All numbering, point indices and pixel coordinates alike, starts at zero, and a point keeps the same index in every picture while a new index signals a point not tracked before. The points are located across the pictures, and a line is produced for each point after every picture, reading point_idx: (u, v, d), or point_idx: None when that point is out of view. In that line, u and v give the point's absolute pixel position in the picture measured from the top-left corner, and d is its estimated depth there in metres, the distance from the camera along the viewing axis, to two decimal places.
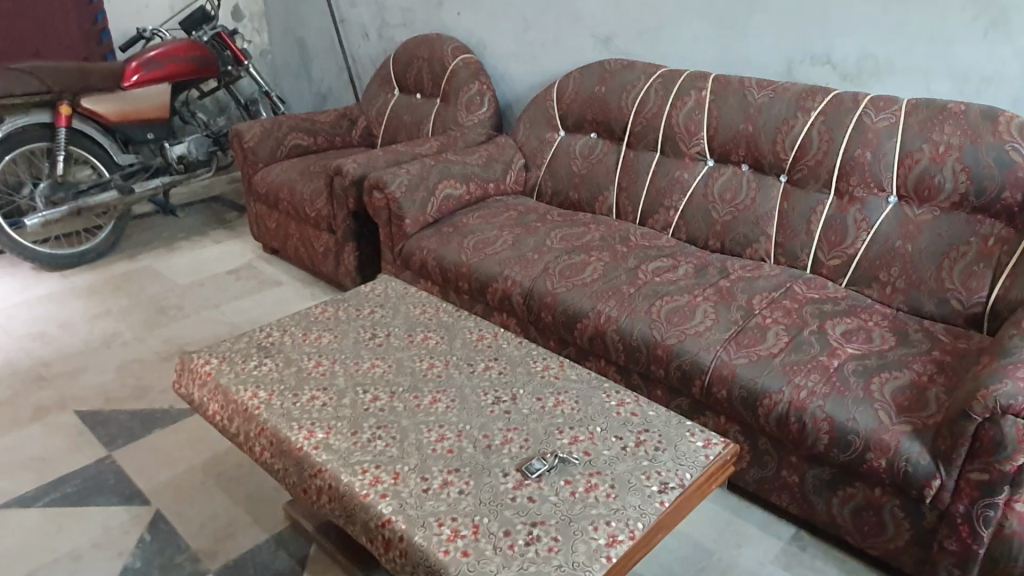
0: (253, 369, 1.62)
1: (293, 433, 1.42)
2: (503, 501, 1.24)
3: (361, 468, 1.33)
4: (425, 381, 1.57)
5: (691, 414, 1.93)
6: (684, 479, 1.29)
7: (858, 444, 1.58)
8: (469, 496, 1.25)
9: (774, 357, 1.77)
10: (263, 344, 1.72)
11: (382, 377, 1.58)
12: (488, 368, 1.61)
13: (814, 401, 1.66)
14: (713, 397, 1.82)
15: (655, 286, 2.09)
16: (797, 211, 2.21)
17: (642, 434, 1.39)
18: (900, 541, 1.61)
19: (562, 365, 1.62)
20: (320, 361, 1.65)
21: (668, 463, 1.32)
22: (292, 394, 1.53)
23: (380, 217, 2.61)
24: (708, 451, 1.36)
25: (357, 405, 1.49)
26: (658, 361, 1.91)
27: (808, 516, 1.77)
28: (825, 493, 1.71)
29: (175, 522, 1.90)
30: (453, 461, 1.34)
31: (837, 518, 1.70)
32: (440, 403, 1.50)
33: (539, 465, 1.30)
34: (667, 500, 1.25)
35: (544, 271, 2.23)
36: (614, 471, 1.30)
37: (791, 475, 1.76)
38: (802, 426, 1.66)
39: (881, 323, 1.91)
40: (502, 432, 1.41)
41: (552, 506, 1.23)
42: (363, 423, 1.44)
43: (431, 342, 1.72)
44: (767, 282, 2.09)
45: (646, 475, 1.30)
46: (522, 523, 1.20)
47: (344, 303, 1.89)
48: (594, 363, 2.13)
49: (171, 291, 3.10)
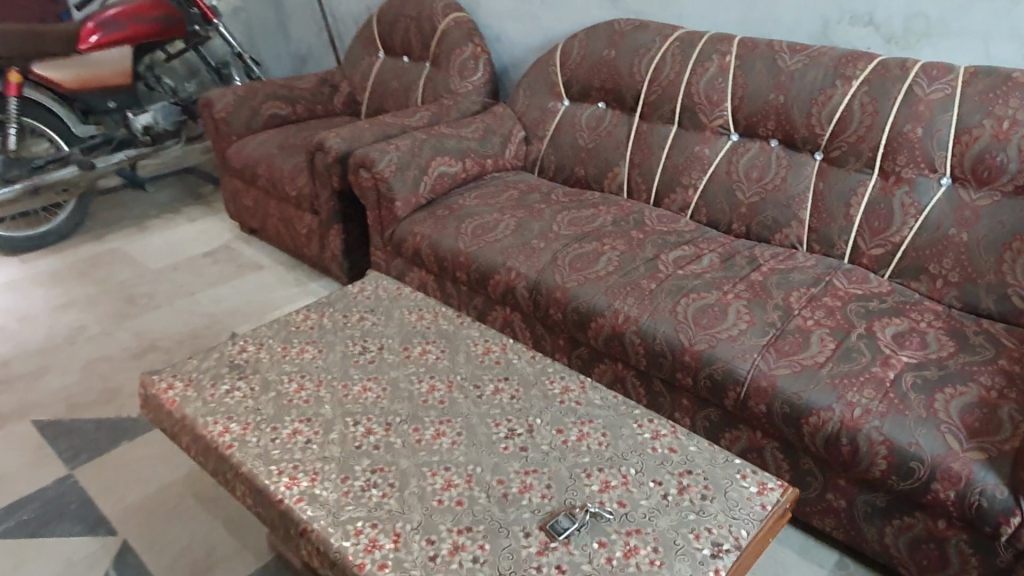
0: (224, 395, 1.39)
1: (271, 481, 1.20)
2: (527, 572, 1.03)
3: (355, 528, 1.11)
4: (426, 408, 1.35)
5: (722, 427, 1.73)
6: (739, 538, 1.09)
7: (923, 472, 1.39)
8: (485, 566, 1.04)
9: (820, 367, 1.56)
10: (236, 362, 1.48)
11: (374, 404, 1.36)
12: (498, 391, 1.39)
13: (869, 421, 1.46)
14: (748, 411, 1.62)
15: (679, 280, 1.87)
16: (834, 193, 1.98)
17: (685, 479, 1.19)
18: None
19: (583, 387, 1.40)
20: (301, 383, 1.42)
21: (719, 517, 1.12)
22: (270, 428, 1.31)
23: (368, 199, 2.35)
24: (764, 500, 1.15)
25: (347, 442, 1.27)
26: (685, 369, 1.70)
27: (855, 543, 1.59)
28: (879, 521, 1.52)
29: (145, 555, 1.67)
30: (463, 517, 1.12)
31: (891, 548, 1.53)
32: (445, 439, 1.28)
33: (567, 523, 1.10)
34: (723, 568, 1.05)
35: (552, 262, 1.99)
36: (656, 528, 1.10)
37: (838, 498, 1.57)
38: (855, 449, 1.46)
39: (935, 324, 1.70)
40: (519, 476, 1.20)
41: None
42: (356, 465, 1.22)
43: (431, 358, 1.49)
44: (803, 275, 1.87)
45: (694, 534, 1.09)
46: None
47: (329, 308, 1.65)
48: (609, 366, 1.91)
49: (142, 277, 2.83)
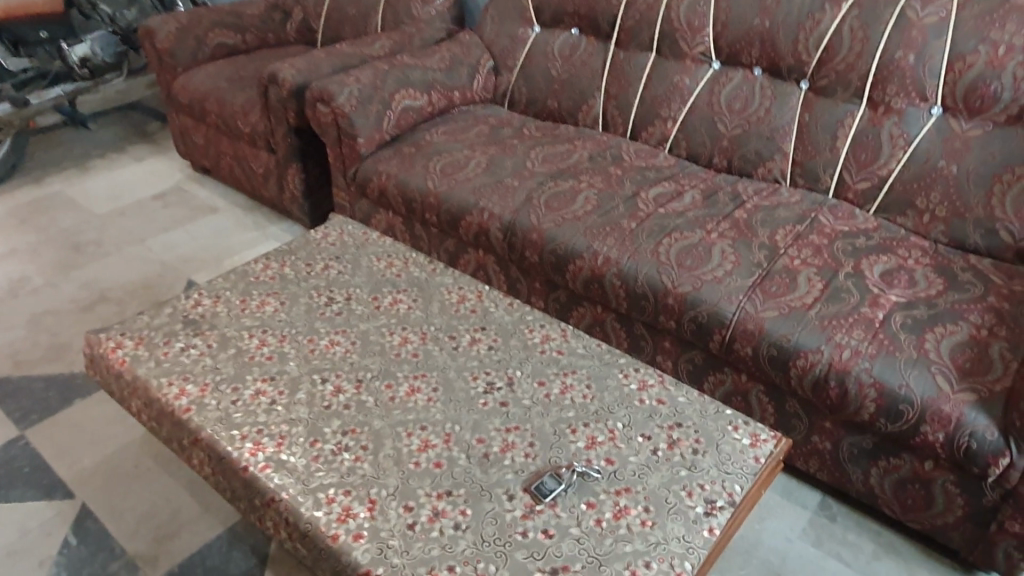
0: (179, 354, 1.28)
1: (234, 447, 1.11)
2: (513, 538, 0.97)
3: (326, 496, 1.03)
4: (399, 363, 1.27)
5: (705, 370, 1.68)
6: (734, 493, 1.04)
7: (913, 414, 1.35)
8: (468, 532, 0.98)
9: (808, 309, 1.51)
10: (191, 317, 1.37)
11: (343, 360, 1.27)
12: (475, 343, 1.31)
13: (859, 364, 1.41)
14: (734, 354, 1.56)
15: (660, 219, 1.78)
16: (820, 124, 1.90)
17: (675, 432, 1.13)
18: (950, 518, 1.43)
19: (565, 336, 1.33)
20: (263, 339, 1.31)
21: (712, 473, 1.07)
22: (231, 388, 1.21)
23: (328, 136, 2.20)
24: (757, 452, 1.10)
25: (314, 401, 1.18)
26: (668, 312, 1.63)
27: (839, 484, 1.57)
28: (864, 462, 1.50)
29: (107, 519, 1.58)
30: (442, 480, 1.05)
31: (875, 488, 1.51)
32: (420, 396, 1.20)
33: (553, 484, 1.03)
34: (717, 526, 1.00)
35: (527, 201, 1.89)
36: (647, 487, 1.04)
37: (824, 441, 1.54)
38: (844, 392, 1.42)
39: (922, 261, 1.65)
40: (500, 434, 1.13)
41: (575, 544, 0.97)
42: (325, 426, 1.14)
43: (403, 308, 1.39)
44: (789, 212, 1.80)
45: (687, 491, 1.04)
46: (538, 570, 0.93)
47: (290, 256, 1.54)
48: (588, 309, 1.84)
49: (88, 223, 2.66)
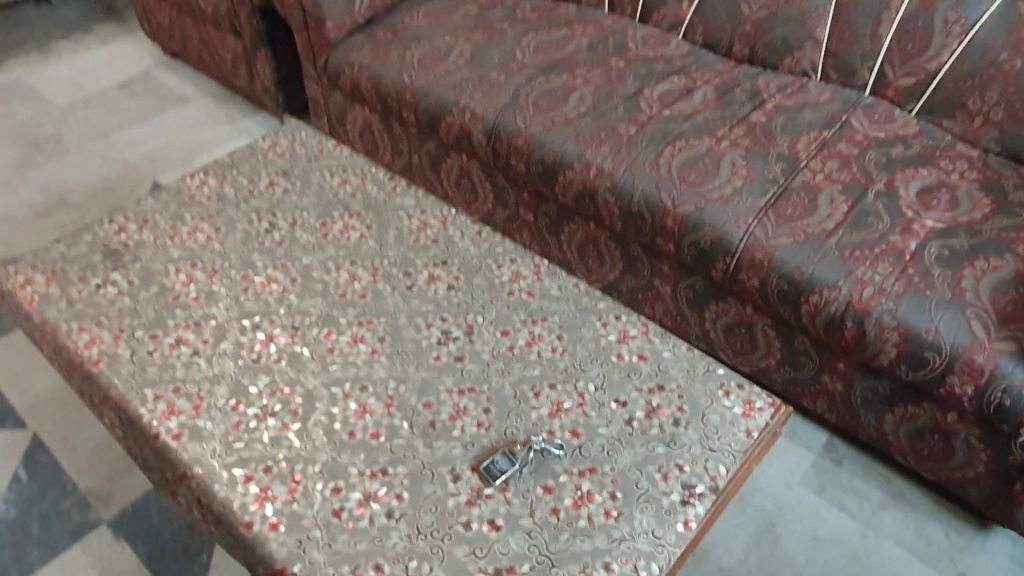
0: (95, 293, 1.12)
1: (147, 409, 0.97)
2: (453, 530, 0.84)
3: (244, 474, 0.89)
4: (343, 306, 1.09)
5: (707, 299, 1.49)
6: (717, 477, 0.88)
7: (939, 364, 1.17)
8: (402, 522, 0.84)
9: (828, 237, 1.30)
10: (113, 247, 1.20)
11: (280, 301, 1.10)
12: (433, 282, 1.13)
13: (881, 304, 1.22)
14: (738, 284, 1.37)
15: (664, 122, 1.54)
16: (862, 7, 1.60)
17: (655, 398, 0.97)
18: (970, 473, 1.26)
19: (538, 274, 1.13)
20: (190, 276, 1.15)
21: (694, 450, 0.91)
22: (149, 336, 1.06)
23: (294, 19, 1.94)
24: (750, 425, 0.94)
25: (241, 354, 1.03)
26: (667, 234, 1.43)
27: (849, 427, 1.41)
28: (878, 408, 1.33)
29: (58, 453, 1.50)
30: (378, 455, 0.91)
31: (888, 436, 1.34)
32: (363, 349, 1.03)
33: (506, 464, 0.88)
34: (694, 518, 0.85)
35: (513, 100, 1.64)
36: (616, 467, 0.89)
37: (834, 382, 1.37)
38: (861, 334, 1.24)
39: (968, 176, 1.41)
40: (450, 398, 0.97)
41: (525, 539, 0.83)
42: (250, 387, 0.99)
43: (355, 238, 1.20)
44: (815, 114, 1.54)
45: (662, 474, 0.89)
46: (478, 572, 0.80)
47: (232, 171, 1.34)
48: (579, 225, 1.63)
49: (47, 116, 2.45)
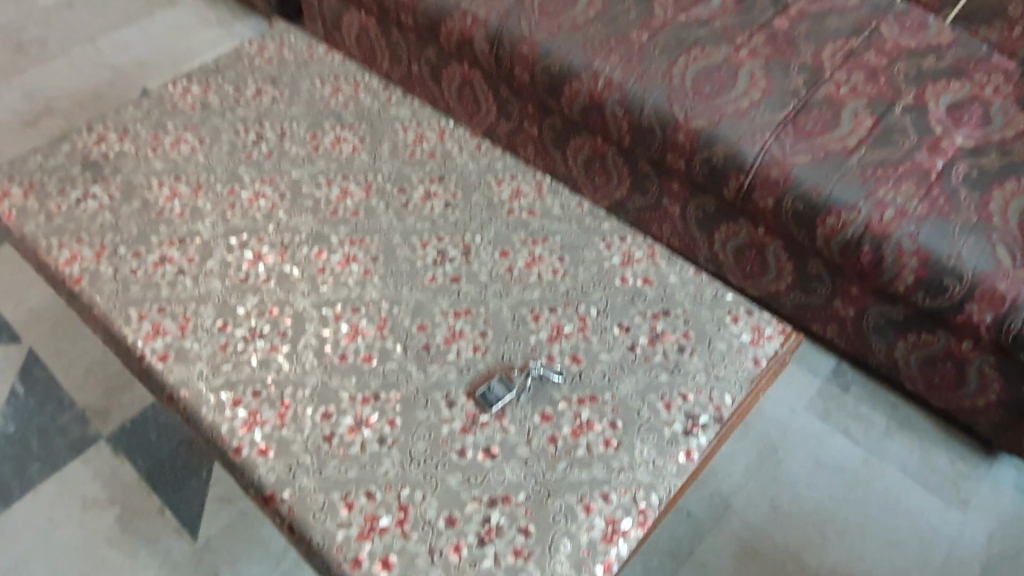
0: (74, 207, 1.07)
1: (131, 329, 0.93)
2: (447, 458, 0.81)
3: (232, 398, 0.86)
4: (334, 224, 1.04)
5: (718, 220, 1.42)
6: (721, 407, 0.85)
7: (959, 291, 1.12)
8: (394, 449, 0.82)
9: (849, 155, 1.22)
10: (92, 158, 1.14)
11: (268, 218, 1.05)
12: (428, 200, 1.07)
13: (902, 227, 1.15)
14: (751, 205, 1.30)
15: (679, 28, 1.44)
16: None
17: (659, 323, 0.92)
18: (981, 401, 1.23)
19: (540, 192, 1.07)
20: (174, 190, 1.09)
21: (698, 378, 0.87)
22: (132, 253, 1.01)
23: None
24: (757, 353, 0.90)
25: (228, 274, 0.98)
26: (678, 150, 1.35)
27: (858, 353, 1.38)
28: (890, 334, 1.29)
29: (54, 368, 1.47)
30: (370, 379, 0.88)
31: (899, 362, 1.31)
32: (354, 269, 0.98)
33: (502, 390, 0.85)
34: (696, 450, 0.82)
35: (517, 3, 1.53)
36: (617, 395, 0.86)
37: (846, 307, 1.32)
38: (878, 259, 1.18)
39: (1004, 90, 1.31)
40: (446, 320, 0.93)
41: (522, 468, 0.80)
42: (237, 308, 0.95)
43: (347, 152, 1.14)
44: (843, 21, 1.43)
45: (664, 402, 0.85)
46: (473, 500, 0.78)
47: (216, 77, 1.26)
48: (586, 140, 1.55)
49: (29, 18, 2.33)
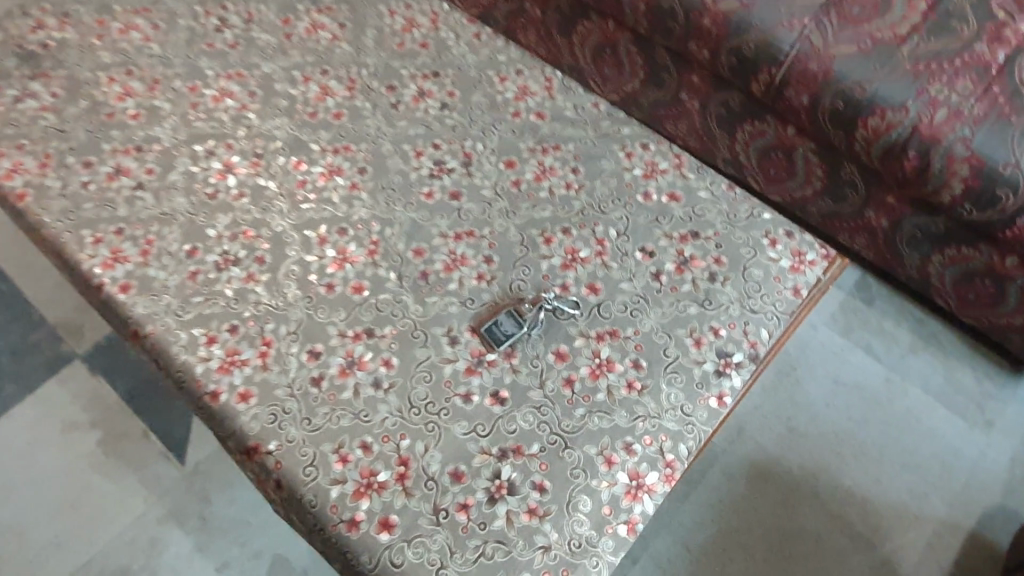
0: (11, 108, 0.92)
1: (86, 254, 0.81)
2: (451, 404, 0.73)
3: (206, 335, 0.76)
4: (312, 128, 0.90)
5: (742, 118, 1.29)
6: (757, 344, 0.76)
7: (1011, 205, 1.02)
8: (392, 395, 0.73)
9: (901, 44, 1.07)
10: (27, 47, 0.97)
11: (236, 123, 0.91)
12: (421, 101, 0.92)
13: (955, 131, 1.03)
14: (783, 102, 1.17)
15: None
16: None
17: (687, 247, 0.81)
18: (1017, 319, 1.17)
19: (550, 91, 0.93)
20: (127, 87, 0.94)
21: (732, 311, 0.77)
22: (82, 164, 0.88)
23: None
24: (798, 282, 0.79)
25: (193, 190, 0.86)
26: (702, 39, 1.19)
27: (886, 266, 1.30)
28: (926, 248, 1.20)
29: (20, 279, 1.35)
30: (362, 314, 0.77)
31: (932, 277, 1.23)
32: (337, 184, 0.86)
33: (511, 326, 0.75)
34: (729, 394, 0.73)
35: None
36: (640, 331, 0.76)
37: (879, 217, 1.22)
38: (924, 165, 1.06)
39: None
40: (445, 244, 0.81)
41: (534, 415, 0.72)
42: (206, 231, 0.83)
43: (325, 41, 0.98)
44: None
45: (693, 339, 0.76)
46: (481, 453, 0.70)
47: None
48: (595, 25, 1.36)
49: None
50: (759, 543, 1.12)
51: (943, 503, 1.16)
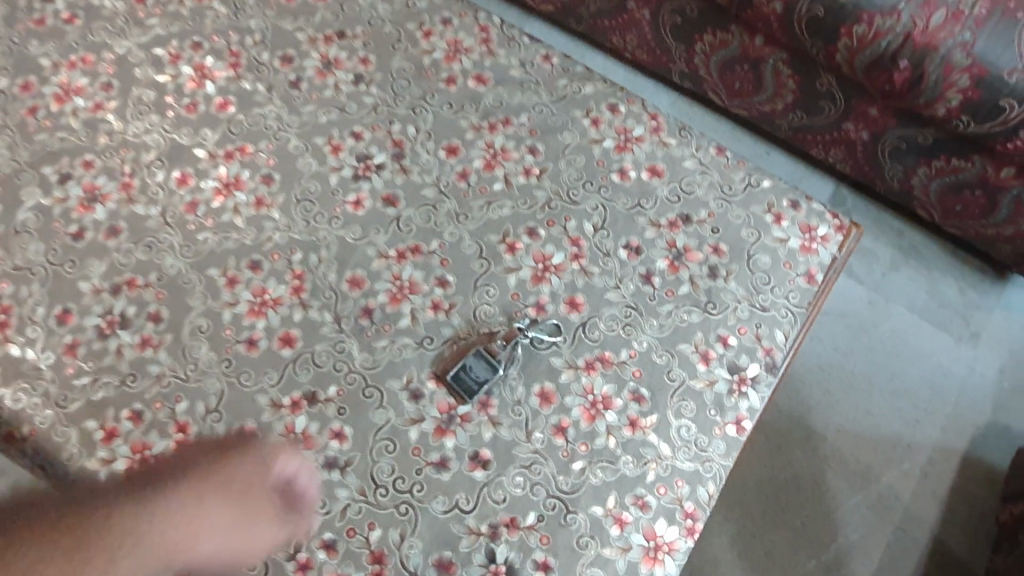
0: None
1: None
2: (424, 477, 0.60)
3: (103, 428, 0.60)
4: (192, 127, 0.71)
5: (701, 28, 1.12)
6: (773, 350, 0.65)
7: (1016, 116, 0.89)
8: (351, 475, 0.60)
9: None
10: None
11: (93, 129, 0.70)
12: (328, 75, 0.74)
13: (955, 35, 0.88)
14: (752, 9, 1.01)
15: None
16: None
17: (679, 237, 0.69)
18: (1009, 230, 1.05)
19: (487, 45, 0.76)
20: None
21: (740, 313, 0.66)
22: None
23: None
24: (811, 265, 0.68)
25: (52, 232, 0.66)
26: None
27: (864, 180, 1.17)
28: (912, 159, 1.07)
29: None
30: (297, 373, 0.63)
31: (916, 190, 1.11)
32: (238, 200, 0.68)
33: (483, 370, 0.62)
34: (748, 417, 0.63)
35: None
36: (637, 352, 0.64)
37: (859, 130, 1.09)
38: (917, 78, 0.93)
39: None
40: (387, 268, 0.66)
41: (525, 476, 0.60)
42: (78, 284, 0.65)
43: (191, 2, 0.76)
44: None
45: (700, 354, 0.64)
46: (468, 533, 0.58)
47: None
48: None
49: None
50: (751, 496, 0.99)
51: (935, 428, 1.04)
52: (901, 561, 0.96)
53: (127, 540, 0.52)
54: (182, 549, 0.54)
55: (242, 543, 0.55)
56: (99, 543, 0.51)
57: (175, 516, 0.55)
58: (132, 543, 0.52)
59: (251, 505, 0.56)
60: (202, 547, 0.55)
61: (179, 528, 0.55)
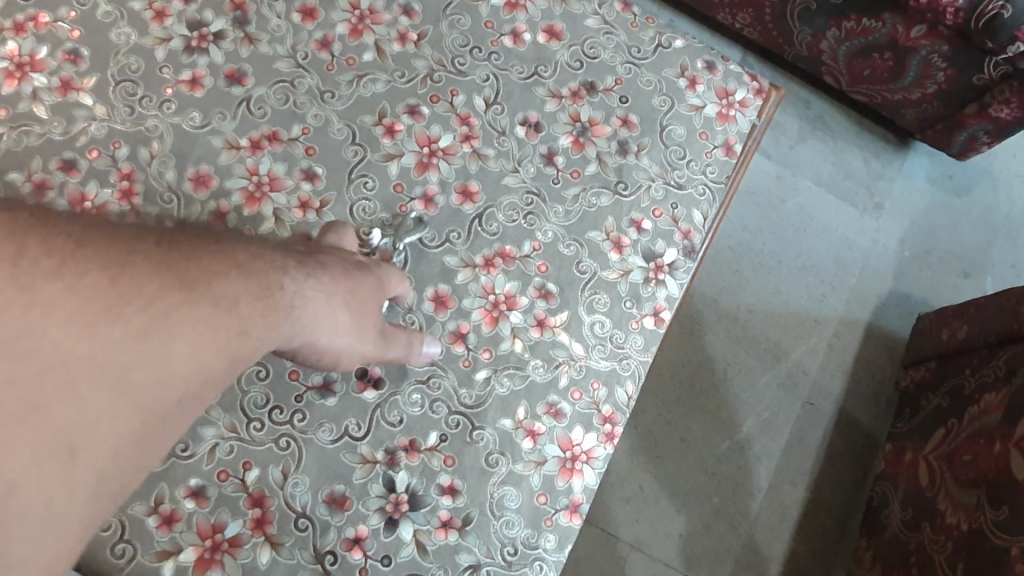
0: None
1: None
2: (305, 404, 0.51)
3: None
4: None
5: None
6: (691, 233, 0.59)
7: None
8: (218, 411, 0.50)
9: None
10: None
11: None
12: None
13: None
14: None
15: None
16: None
17: (583, 109, 0.60)
18: (916, 93, 1.00)
19: None
20: None
21: (654, 192, 0.59)
22: None
23: None
24: (729, 135, 0.62)
25: None
26: None
27: (771, 46, 1.10)
28: (819, 20, 0.99)
29: None
30: None
31: (825, 55, 1.04)
32: (36, 84, 0.53)
33: None
34: (667, 308, 0.57)
35: None
36: (542, 243, 0.57)
37: None
38: None
39: None
40: (240, 161, 0.54)
41: (423, 393, 0.53)
42: None
43: None
44: None
45: (613, 242, 0.57)
46: (363, 463, 0.51)
47: None
48: None
49: None
50: (670, 382, 0.97)
51: (842, 301, 1.04)
52: (811, 433, 0.97)
53: (300, 298, 0.41)
54: (322, 327, 0.43)
55: (362, 336, 0.47)
56: (270, 309, 0.39)
57: (341, 288, 0.44)
58: (299, 303, 0.41)
59: (375, 297, 0.47)
60: (333, 325, 0.44)
61: (327, 309, 0.43)
